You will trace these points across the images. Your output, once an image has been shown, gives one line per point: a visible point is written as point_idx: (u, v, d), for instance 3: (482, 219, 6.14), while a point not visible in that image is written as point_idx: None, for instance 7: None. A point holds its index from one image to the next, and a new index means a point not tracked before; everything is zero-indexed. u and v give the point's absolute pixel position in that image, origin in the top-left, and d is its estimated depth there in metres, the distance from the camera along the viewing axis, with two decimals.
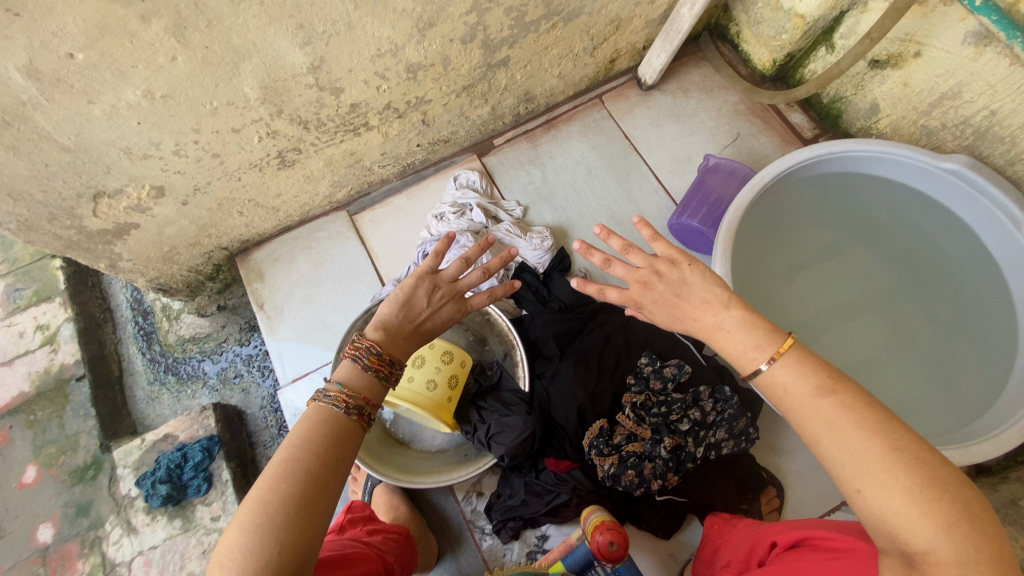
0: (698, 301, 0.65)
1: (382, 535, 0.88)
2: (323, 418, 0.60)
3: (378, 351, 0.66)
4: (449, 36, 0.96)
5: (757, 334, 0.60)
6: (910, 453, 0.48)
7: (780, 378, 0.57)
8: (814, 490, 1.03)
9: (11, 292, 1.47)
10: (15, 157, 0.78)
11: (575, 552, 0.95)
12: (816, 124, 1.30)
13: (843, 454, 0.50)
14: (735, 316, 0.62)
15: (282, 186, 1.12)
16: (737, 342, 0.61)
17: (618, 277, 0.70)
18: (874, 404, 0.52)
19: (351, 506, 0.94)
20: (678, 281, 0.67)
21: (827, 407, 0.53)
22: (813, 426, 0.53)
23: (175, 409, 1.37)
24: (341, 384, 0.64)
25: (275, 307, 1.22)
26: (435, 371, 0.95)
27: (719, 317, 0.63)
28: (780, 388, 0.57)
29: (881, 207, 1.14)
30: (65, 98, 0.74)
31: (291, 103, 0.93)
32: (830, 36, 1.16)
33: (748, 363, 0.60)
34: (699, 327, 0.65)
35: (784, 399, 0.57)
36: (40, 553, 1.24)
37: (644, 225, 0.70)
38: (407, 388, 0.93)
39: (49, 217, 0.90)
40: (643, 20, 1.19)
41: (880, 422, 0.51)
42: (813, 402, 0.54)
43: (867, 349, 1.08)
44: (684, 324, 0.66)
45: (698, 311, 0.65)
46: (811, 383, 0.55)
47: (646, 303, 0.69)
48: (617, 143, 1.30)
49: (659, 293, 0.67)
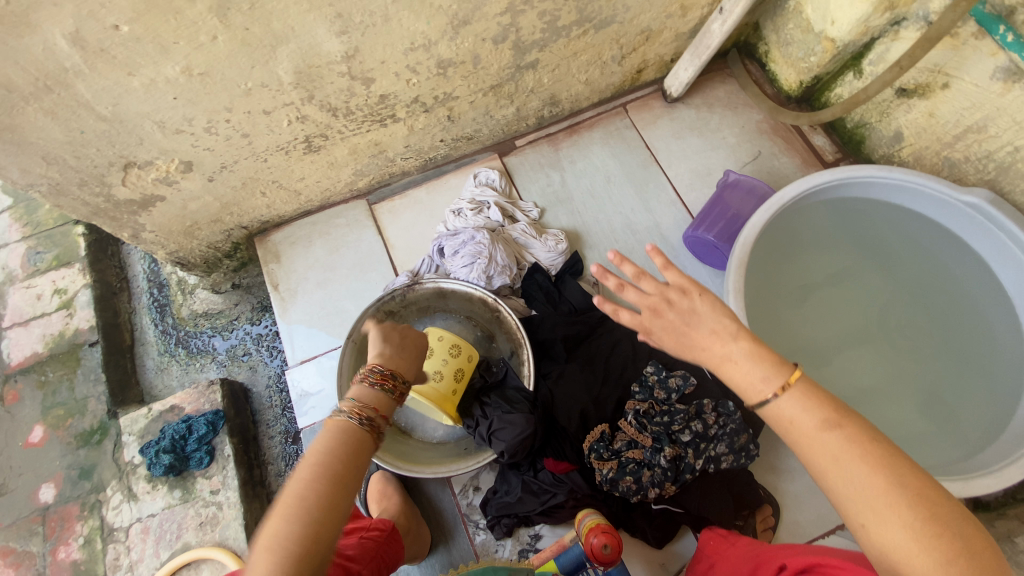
0: (707, 332, 0.61)
1: (357, 536, 0.86)
2: (342, 437, 0.60)
3: (383, 369, 0.68)
4: (482, 35, 0.98)
5: (765, 365, 0.57)
6: (913, 489, 0.50)
7: (786, 411, 0.56)
8: (810, 511, 1.02)
9: (32, 255, 1.49)
10: (52, 122, 0.80)
11: (568, 552, 0.93)
12: (838, 148, 1.30)
13: (847, 488, 0.51)
14: (742, 347, 0.59)
15: (306, 170, 1.13)
16: (743, 373, 0.58)
17: (630, 302, 0.65)
18: (878, 437, 0.52)
19: None
20: (689, 310, 0.62)
21: (833, 441, 0.53)
22: (815, 456, 0.53)
23: (183, 381, 1.39)
24: (355, 400, 0.64)
25: (289, 289, 1.23)
26: (444, 361, 0.96)
27: (728, 348, 0.59)
28: (787, 421, 0.55)
29: (895, 235, 1.14)
30: (106, 68, 0.76)
31: (323, 89, 0.95)
32: (859, 61, 1.17)
33: (755, 395, 0.57)
34: (707, 357, 0.61)
35: (789, 431, 0.55)
36: (41, 512, 1.26)
37: (657, 252, 0.63)
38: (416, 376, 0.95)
39: (79, 183, 0.92)
40: (673, 33, 1.21)
41: (884, 456, 0.51)
42: (819, 436, 0.53)
43: (870, 376, 1.08)
44: (692, 354, 0.62)
45: (707, 341, 0.60)
46: (818, 416, 0.54)
47: (656, 330, 0.64)
48: (639, 153, 1.31)
49: (669, 321, 0.63)
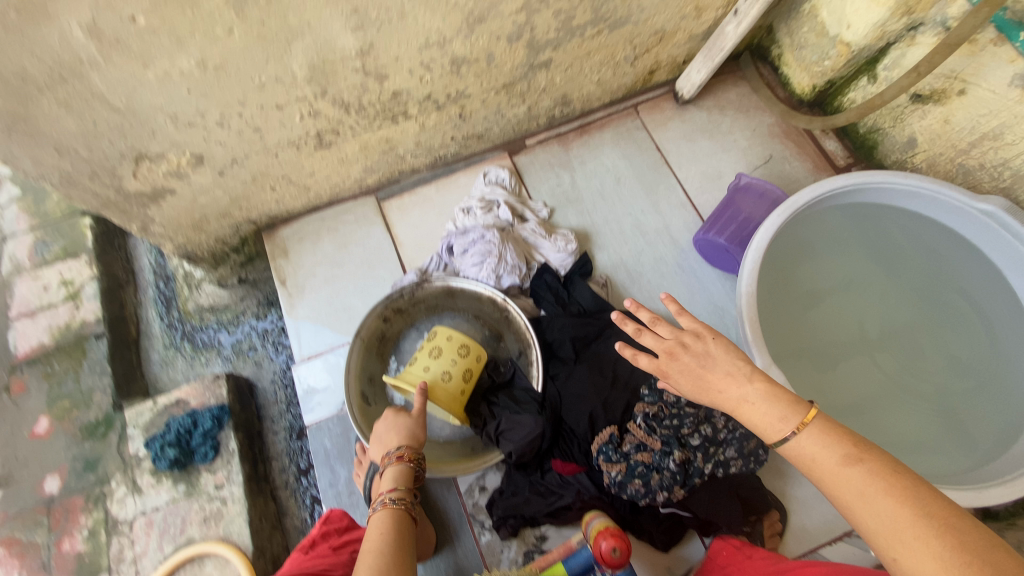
0: (722, 373, 0.65)
1: (350, 553, 0.87)
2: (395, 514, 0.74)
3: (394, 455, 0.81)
4: (497, 33, 0.98)
5: (783, 405, 0.61)
6: (939, 518, 0.50)
7: (807, 448, 0.59)
8: (817, 518, 1.02)
9: (39, 246, 1.49)
10: (66, 113, 0.80)
11: (577, 556, 0.91)
12: (850, 153, 1.29)
13: (875, 523, 0.52)
14: (758, 389, 0.63)
15: (316, 165, 1.13)
16: (762, 413, 0.62)
17: (648, 346, 0.70)
18: (901, 469, 0.54)
19: (329, 515, 0.93)
20: (703, 353, 0.67)
21: (858, 475, 0.55)
22: (840, 489, 0.55)
23: (188, 375, 1.39)
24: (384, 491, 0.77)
25: (297, 284, 1.22)
26: (452, 363, 0.96)
27: (744, 391, 0.63)
28: (810, 458, 0.58)
29: (904, 243, 1.14)
30: (121, 60, 0.75)
31: (336, 85, 0.94)
32: (874, 66, 1.16)
33: (775, 434, 0.61)
34: (723, 399, 0.64)
35: (812, 467, 0.58)
36: (45, 504, 1.26)
37: (671, 300, 0.72)
38: (424, 377, 0.95)
39: (91, 175, 0.92)
40: (686, 34, 1.20)
41: (909, 487, 0.53)
42: (842, 471, 0.56)
43: (879, 382, 1.07)
44: (710, 396, 0.65)
45: (722, 383, 0.64)
46: (839, 451, 0.57)
47: (672, 372, 0.68)
48: (649, 155, 1.30)
49: (685, 364, 0.67)
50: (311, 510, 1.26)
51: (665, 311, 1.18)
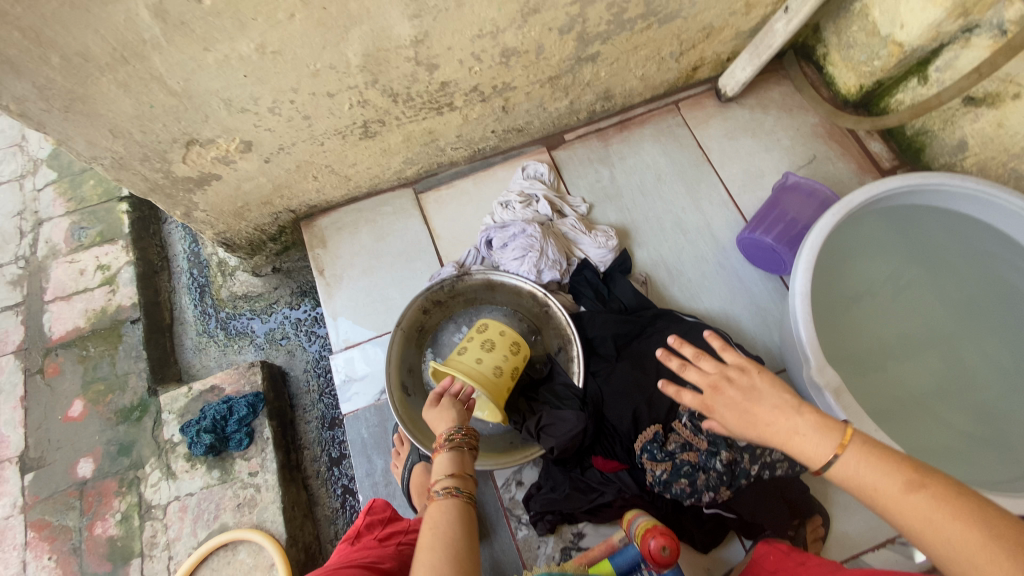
0: (771, 408, 0.62)
1: (395, 544, 0.87)
2: (446, 511, 0.71)
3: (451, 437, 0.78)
4: (549, 25, 0.97)
5: (835, 434, 0.58)
6: (1010, 539, 0.49)
7: (867, 477, 0.56)
8: (860, 524, 1.00)
9: (76, 230, 1.50)
10: (124, 94, 0.79)
11: (624, 553, 0.91)
12: (895, 155, 1.27)
13: (946, 550, 0.51)
14: (810, 421, 0.60)
15: (359, 156, 1.13)
16: (816, 445, 0.58)
17: (692, 381, 0.67)
18: (963, 491, 0.53)
19: (372, 506, 0.96)
20: (749, 387, 0.64)
21: (923, 502, 0.53)
22: (904, 517, 0.53)
23: (220, 362, 1.40)
24: (442, 477, 0.74)
25: (335, 275, 1.22)
26: (503, 358, 0.94)
27: (794, 422, 0.60)
28: (870, 488, 0.56)
29: (953, 245, 1.09)
30: (183, 42, 0.75)
31: (387, 74, 0.94)
32: (925, 67, 1.13)
33: (831, 465, 0.58)
34: (773, 434, 0.61)
35: (872, 496, 0.56)
36: (78, 487, 1.27)
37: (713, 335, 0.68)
38: (477, 367, 0.92)
39: (142, 158, 0.92)
40: (733, 31, 1.18)
41: (976, 509, 0.51)
42: (907, 498, 0.53)
43: (920, 388, 1.02)
44: (758, 432, 0.62)
45: (772, 416, 0.61)
46: (900, 478, 0.54)
47: (717, 407, 0.65)
48: (690, 152, 1.29)
49: (731, 398, 0.64)
50: (342, 500, 1.26)
51: (705, 310, 1.17)
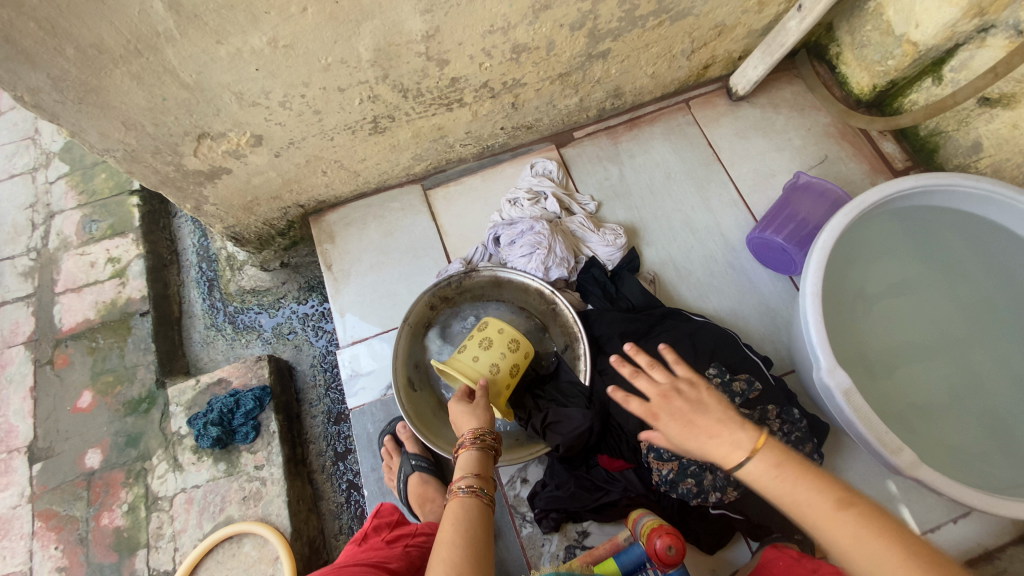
0: (715, 420, 0.62)
1: (403, 545, 0.87)
2: (467, 509, 0.71)
3: (476, 436, 0.79)
4: (560, 21, 0.96)
5: (775, 451, 0.59)
6: (928, 560, 0.51)
7: (801, 493, 0.57)
8: None
9: (88, 223, 1.51)
10: (137, 87, 0.80)
11: (630, 552, 0.90)
12: (908, 156, 1.26)
13: (871, 568, 0.52)
14: (751, 437, 0.60)
15: (368, 151, 1.13)
16: (758, 462, 0.58)
17: (642, 390, 0.66)
18: (888, 512, 0.55)
19: (380, 510, 0.96)
20: (697, 400, 0.64)
21: (850, 521, 0.54)
22: (833, 534, 0.54)
23: (228, 356, 1.40)
24: (465, 475, 0.75)
25: (343, 270, 1.23)
26: (501, 356, 0.94)
27: (736, 436, 0.60)
28: (803, 505, 0.56)
29: (968, 248, 1.07)
30: (196, 35, 0.75)
31: (398, 69, 0.94)
32: (940, 67, 1.12)
33: (768, 482, 0.58)
34: (715, 447, 0.60)
35: (804, 513, 0.56)
36: (86, 477, 1.27)
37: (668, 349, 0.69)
38: (473, 368, 0.93)
39: (154, 151, 0.93)
40: (746, 29, 1.18)
41: (898, 530, 0.53)
42: (837, 516, 0.55)
43: (931, 392, 1.01)
44: (701, 444, 0.61)
45: (716, 429, 0.61)
46: (832, 497, 0.56)
47: (664, 416, 0.64)
48: (700, 150, 1.28)
49: (678, 407, 0.64)
50: (346, 495, 1.26)
51: (713, 310, 1.16)
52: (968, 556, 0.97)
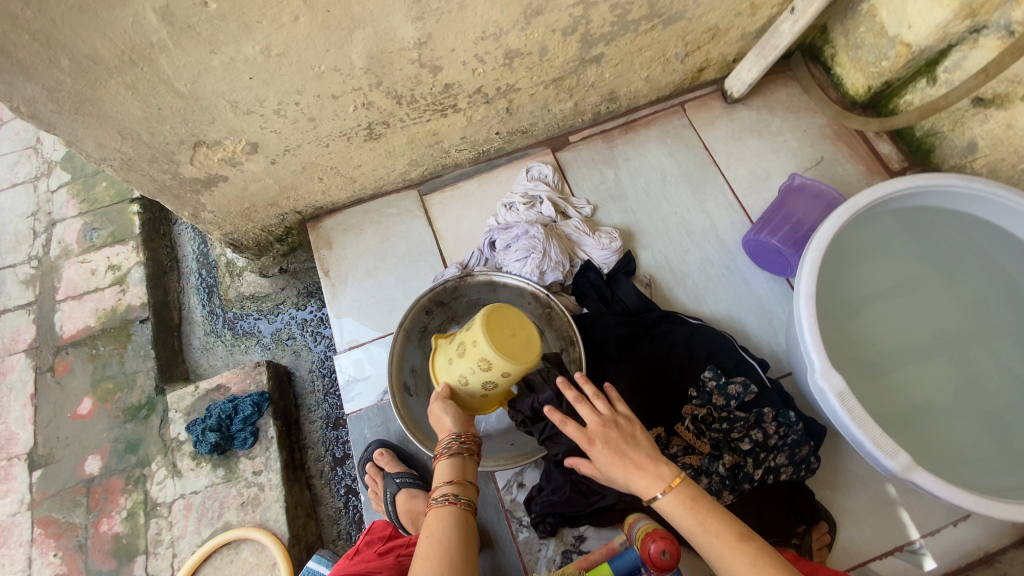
0: (644, 454, 0.71)
1: (394, 556, 0.88)
2: (443, 519, 0.73)
3: (452, 442, 0.79)
4: (552, 26, 0.97)
5: (692, 488, 0.69)
6: None
7: (710, 525, 0.66)
8: (867, 532, 0.99)
9: (89, 231, 1.52)
10: (133, 97, 0.81)
11: (624, 556, 0.89)
12: (905, 157, 1.25)
13: None
14: (674, 471, 0.69)
15: (364, 157, 1.13)
16: (675, 496, 0.68)
17: (584, 417, 0.73)
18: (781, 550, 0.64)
19: (372, 525, 0.97)
20: (631, 434, 0.73)
21: (750, 550, 0.63)
22: (734, 561, 0.63)
23: (228, 361, 1.41)
24: (442, 483, 0.76)
25: (340, 276, 1.23)
26: (470, 370, 0.77)
27: (661, 470, 0.69)
28: (713, 534, 0.65)
29: (966, 247, 1.06)
30: (190, 45, 0.76)
31: (391, 76, 0.95)
32: (934, 68, 1.12)
33: (682, 517, 0.68)
34: (638, 477, 0.69)
35: (713, 542, 0.65)
36: (86, 483, 1.28)
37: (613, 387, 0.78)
38: (448, 370, 0.82)
39: (150, 159, 0.93)
40: (739, 32, 1.18)
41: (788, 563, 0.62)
42: (738, 546, 0.64)
43: (930, 394, 1.00)
44: (628, 473, 0.70)
45: (643, 461, 0.70)
46: (736, 530, 0.65)
47: (600, 442, 0.72)
48: (696, 153, 1.28)
49: (613, 436, 0.72)
50: (345, 500, 1.26)
51: (709, 313, 1.16)
52: (967, 559, 0.97)
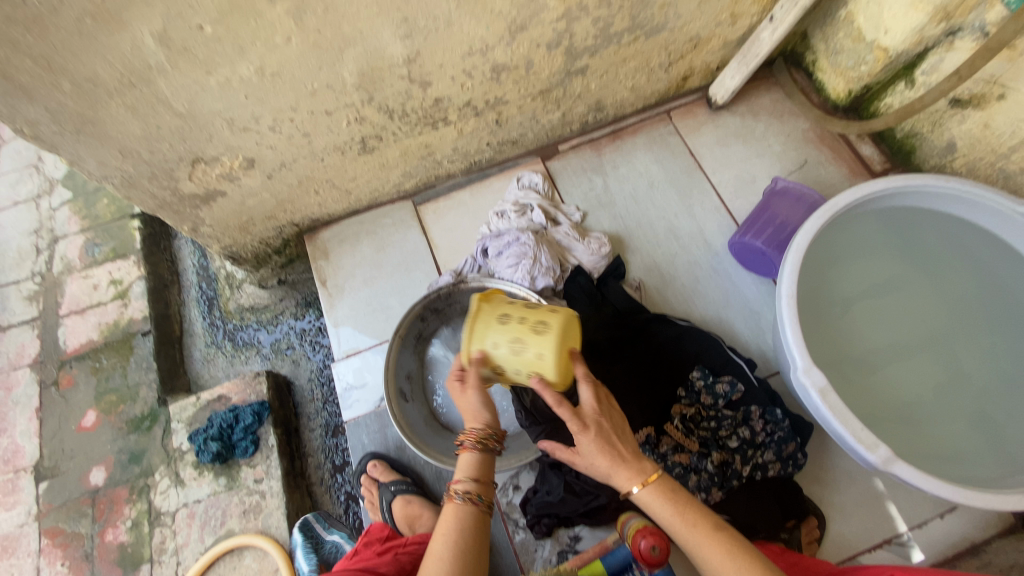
0: (628, 448, 0.73)
1: (392, 554, 0.90)
2: (460, 517, 0.73)
3: (484, 437, 0.75)
4: (537, 40, 1.00)
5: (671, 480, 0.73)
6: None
7: (687, 515, 0.70)
8: (856, 526, 1.00)
9: (91, 247, 1.56)
10: (133, 117, 0.84)
11: (615, 553, 0.91)
12: (887, 158, 1.28)
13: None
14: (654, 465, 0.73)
15: (359, 170, 1.17)
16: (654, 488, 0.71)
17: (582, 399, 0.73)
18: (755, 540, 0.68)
19: (369, 527, 0.98)
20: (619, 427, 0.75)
21: (725, 539, 0.67)
22: (708, 550, 0.66)
23: (228, 372, 1.43)
24: (467, 478, 0.75)
25: (337, 285, 1.26)
26: (516, 370, 0.77)
27: (643, 463, 0.73)
28: (690, 524, 0.69)
29: (948, 246, 1.09)
30: (187, 67, 0.80)
31: (382, 91, 0.98)
32: (911, 71, 1.15)
33: (660, 508, 0.71)
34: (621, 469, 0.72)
35: (690, 531, 0.68)
36: (90, 494, 1.30)
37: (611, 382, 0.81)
38: (484, 350, 0.77)
39: (150, 176, 0.97)
40: (721, 40, 1.21)
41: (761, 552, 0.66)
42: (713, 535, 0.67)
43: (916, 390, 1.02)
44: (612, 464, 0.72)
45: (628, 454, 0.73)
46: (712, 520, 0.69)
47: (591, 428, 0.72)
48: (682, 159, 1.31)
49: (605, 426, 0.73)
50: (344, 507, 1.27)
51: (698, 314, 1.18)
52: (955, 551, 0.98)
